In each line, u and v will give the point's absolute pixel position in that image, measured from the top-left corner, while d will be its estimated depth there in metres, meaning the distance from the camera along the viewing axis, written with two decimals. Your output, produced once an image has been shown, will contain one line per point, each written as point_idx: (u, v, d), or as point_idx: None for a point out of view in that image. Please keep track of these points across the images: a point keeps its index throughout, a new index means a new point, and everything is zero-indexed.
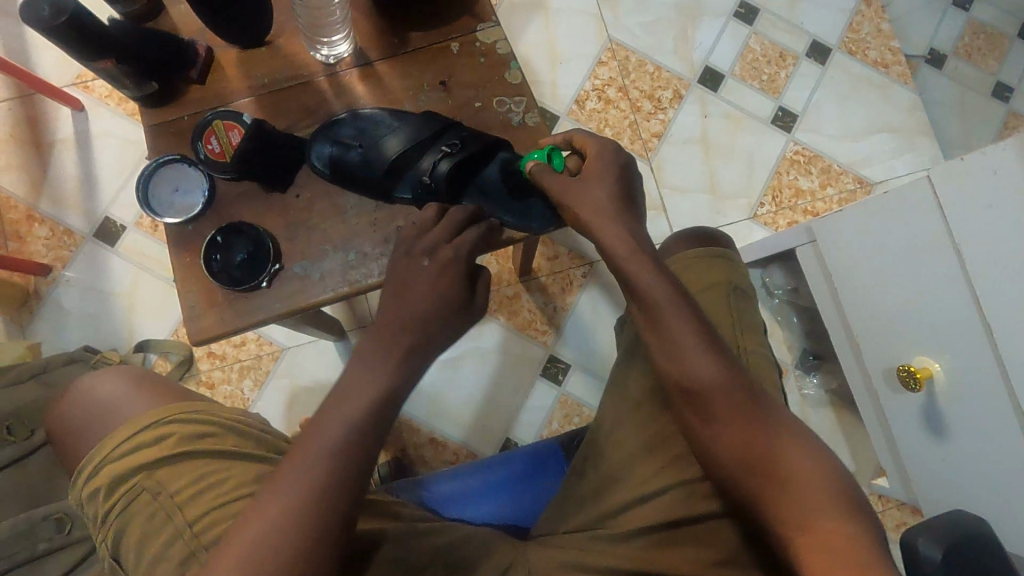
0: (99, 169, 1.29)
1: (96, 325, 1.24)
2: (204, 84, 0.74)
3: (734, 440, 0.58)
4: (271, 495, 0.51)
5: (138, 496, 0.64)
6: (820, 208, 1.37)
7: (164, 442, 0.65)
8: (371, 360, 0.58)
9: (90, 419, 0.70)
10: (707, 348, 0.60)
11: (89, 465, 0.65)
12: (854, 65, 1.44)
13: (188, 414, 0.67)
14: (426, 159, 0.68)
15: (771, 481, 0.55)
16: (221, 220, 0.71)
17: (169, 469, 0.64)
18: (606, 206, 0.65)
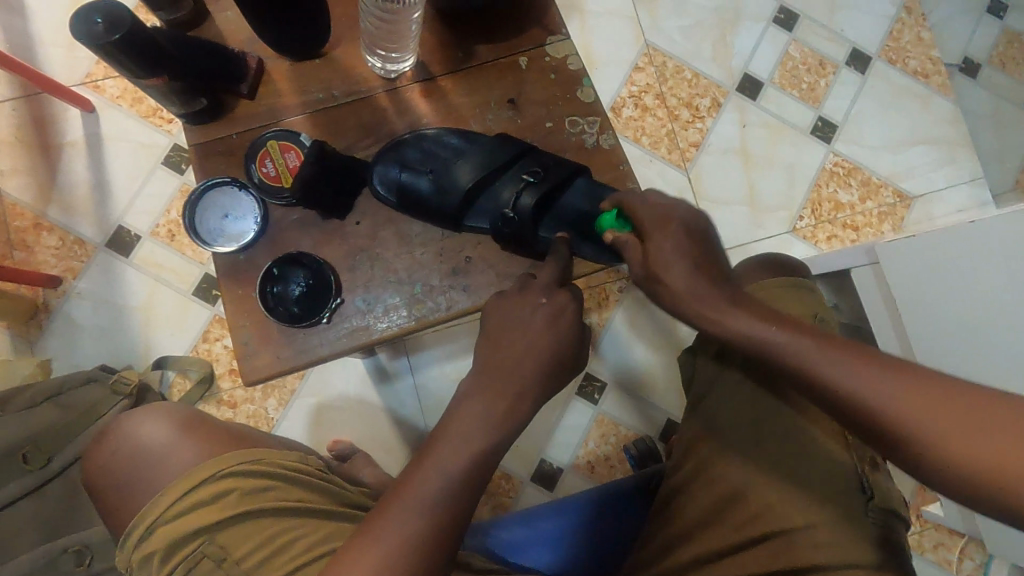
0: (113, 174, 1.22)
1: (112, 341, 1.17)
2: (254, 99, 0.73)
3: (937, 438, 0.51)
4: (375, 547, 0.54)
5: (201, 558, 0.68)
6: (860, 222, 1.34)
7: (225, 501, 0.69)
8: (466, 418, 0.60)
9: (143, 471, 0.73)
10: (847, 359, 0.56)
11: (144, 526, 0.69)
12: (893, 75, 1.40)
13: (245, 472, 0.70)
14: (506, 190, 0.69)
15: (1003, 470, 0.48)
16: (275, 250, 0.71)
17: (230, 530, 0.69)
18: (683, 252, 0.61)
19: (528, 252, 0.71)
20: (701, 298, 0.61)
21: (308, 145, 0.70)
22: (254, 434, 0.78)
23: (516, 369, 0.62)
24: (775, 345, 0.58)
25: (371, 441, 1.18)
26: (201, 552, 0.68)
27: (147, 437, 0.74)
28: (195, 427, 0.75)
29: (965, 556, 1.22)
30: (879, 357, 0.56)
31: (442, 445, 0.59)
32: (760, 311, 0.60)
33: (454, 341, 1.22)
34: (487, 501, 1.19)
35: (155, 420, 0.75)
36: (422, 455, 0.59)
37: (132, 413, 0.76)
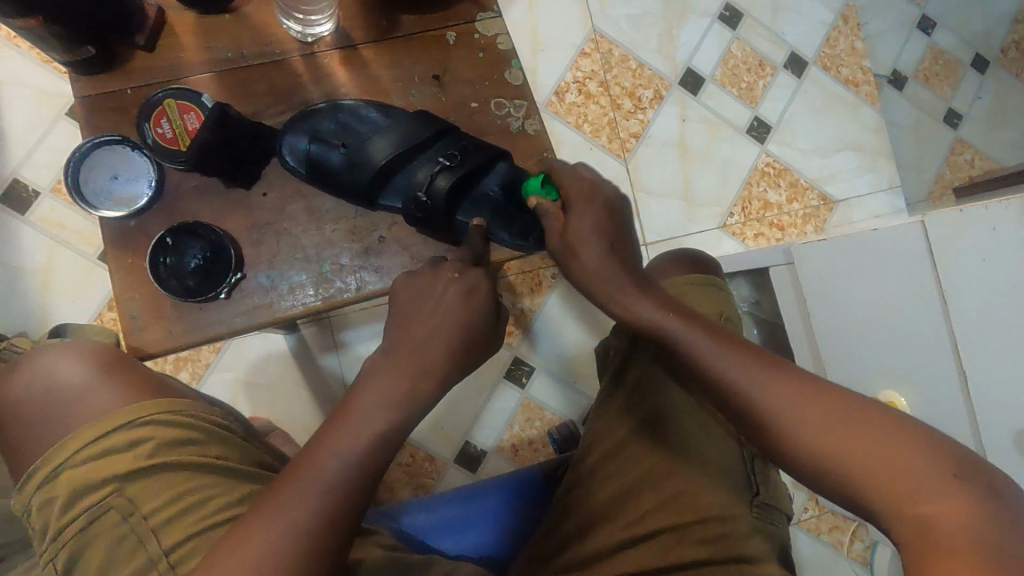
0: (7, 122, 1.11)
1: (2, 304, 1.08)
2: (153, 52, 0.67)
3: (816, 435, 0.53)
4: (272, 523, 0.50)
5: (105, 512, 0.57)
6: (786, 221, 1.39)
7: (141, 449, 0.58)
8: (373, 392, 0.58)
9: (51, 411, 0.60)
10: (746, 359, 0.58)
11: (46, 471, 0.57)
12: (827, 81, 1.45)
13: (169, 418, 0.59)
14: (421, 171, 0.66)
15: (870, 468, 0.51)
16: (171, 219, 0.67)
17: (142, 483, 0.57)
18: (596, 227, 0.66)
19: (442, 236, 0.69)
20: (611, 282, 0.65)
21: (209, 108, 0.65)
22: (183, 388, 0.67)
23: (426, 352, 0.61)
24: (682, 343, 0.61)
25: (288, 418, 1.15)
26: (108, 504, 0.57)
27: (53, 376, 0.61)
28: (117, 365, 0.63)
29: (855, 537, 1.31)
30: (776, 363, 0.58)
31: (348, 422, 0.56)
32: (671, 309, 0.63)
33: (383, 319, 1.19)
34: (408, 482, 1.19)
35: (69, 353, 0.62)
36: (327, 429, 0.56)
37: (47, 346, 0.64)
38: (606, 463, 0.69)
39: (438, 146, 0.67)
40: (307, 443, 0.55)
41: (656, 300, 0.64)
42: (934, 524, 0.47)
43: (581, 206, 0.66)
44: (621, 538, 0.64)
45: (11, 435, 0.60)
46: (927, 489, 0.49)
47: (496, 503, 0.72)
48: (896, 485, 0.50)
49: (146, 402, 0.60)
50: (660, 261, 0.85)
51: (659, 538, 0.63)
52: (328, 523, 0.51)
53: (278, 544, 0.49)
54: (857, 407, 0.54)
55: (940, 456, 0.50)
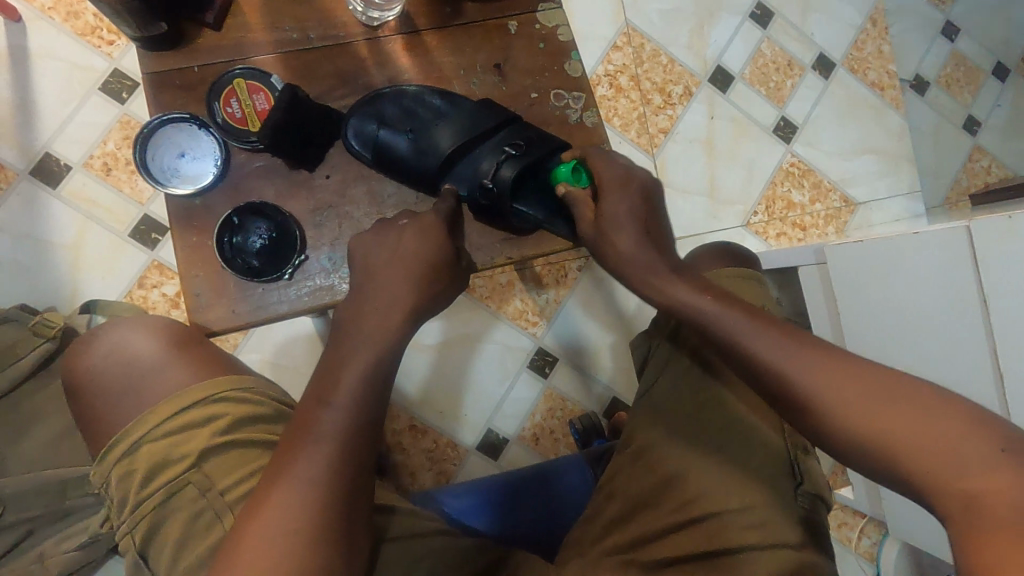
0: (40, 95, 1.10)
1: (33, 278, 1.07)
2: (220, 31, 0.67)
3: (862, 415, 0.55)
4: (292, 478, 0.48)
5: (183, 487, 0.57)
6: (808, 222, 1.41)
7: (215, 425, 0.58)
8: (360, 346, 0.55)
9: (126, 388, 0.60)
10: (786, 342, 0.59)
11: (125, 445, 0.58)
12: (853, 84, 1.46)
13: (240, 395, 0.60)
14: (486, 160, 0.66)
15: (914, 445, 0.52)
16: (234, 197, 0.67)
17: (218, 458, 0.58)
18: (632, 224, 0.65)
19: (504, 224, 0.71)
20: (649, 268, 0.64)
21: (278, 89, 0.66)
22: (250, 367, 0.67)
23: (421, 285, 0.59)
24: (724, 330, 0.61)
25: None
26: (184, 480, 0.57)
27: (127, 352, 0.61)
28: (188, 343, 0.63)
29: (862, 534, 1.34)
30: (815, 343, 0.60)
31: (338, 366, 0.54)
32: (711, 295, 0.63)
33: None
34: (431, 468, 1.20)
35: (139, 329, 0.63)
36: (320, 387, 0.53)
37: (116, 322, 0.64)
38: (643, 455, 0.70)
39: (502, 137, 0.67)
40: (300, 401, 0.53)
41: (694, 283, 0.64)
42: (978, 498, 0.49)
43: (614, 189, 0.65)
44: (665, 524, 0.66)
45: (89, 407, 0.61)
46: (972, 461, 0.50)
47: (545, 490, 0.73)
48: (935, 459, 0.52)
49: (218, 379, 0.61)
50: (699, 254, 0.86)
51: (704, 523, 0.64)
52: (344, 488, 0.49)
53: (301, 497, 0.48)
54: (898, 386, 0.56)
55: (983, 428, 0.51)
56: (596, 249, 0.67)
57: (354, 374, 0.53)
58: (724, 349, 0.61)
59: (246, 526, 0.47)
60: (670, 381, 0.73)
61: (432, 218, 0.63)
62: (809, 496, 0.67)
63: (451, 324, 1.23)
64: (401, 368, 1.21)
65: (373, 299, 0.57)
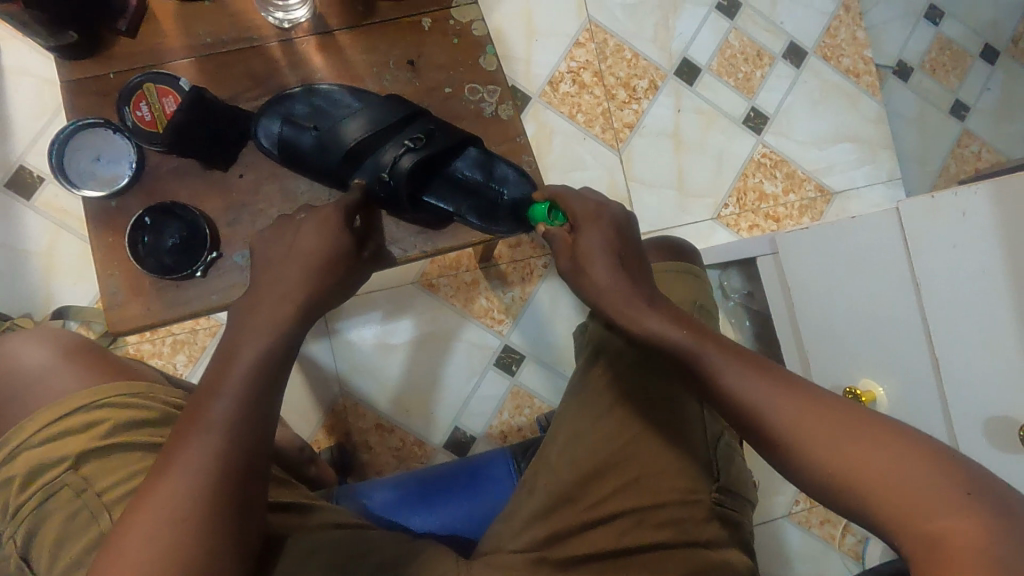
0: (11, 111, 1.14)
1: (8, 286, 1.12)
2: (135, 38, 0.65)
3: (833, 454, 0.51)
4: (175, 472, 0.49)
5: (59, 489, 0.59)
6: (782, 213, 1.38)
7: (96, 430, 0.61)
8: (252, 336, 0.56)
9: (20, 394, 0.65)
10: (753, 373, 0.57)
11: (9, 450, 0.61)
12: (827, 71, 1.44)
13: (125, 401, 0.64)
14: (387, 151, 0.64)
15: (887, 484, 0.48)
16: (149, 198, 0.64)
17: (98, 461, 0.60)
18: (602, 248, 0.63)
19: (414, 216, 0.69)
20: (625, 293, 0.62)
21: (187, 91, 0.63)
22: (145, 375, 0.71)
23: (316, 274, 0.60)
24: (702, 360, 0.58)
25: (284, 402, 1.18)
26: (61, 482, 0.59)
27: (23, 363, 0.66)
28: (81, 355, 0.68)
29: (846, 532, 1.31)
30: (778, 373, 0.57)
31: (228, 359, 0.54)
32: (680, 321, 0.61)
33: (375, 306, 1.23)
34: (397, 466, 1.21)
35: (35, 343, 0.67)
36: (212, 381, 0.54)
37: (16, 336, 0.68)
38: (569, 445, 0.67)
39: (409, 127, 0.66)
40: (194, 392, 0.54)
41: (666, 312, 0.62)
42: (944, 543, 0.46)
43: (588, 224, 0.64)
44: (586, 519, 0.63)
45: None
46: (941, 501, 0.47)
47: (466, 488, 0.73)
48: (906, 502, 0.48)
49: (106, 386, 0.64)
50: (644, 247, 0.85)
51: (621, 518, 0.63)
52: (229, 474, 0.50)
53: (184, 486, 0.48)
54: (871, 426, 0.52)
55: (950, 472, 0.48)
56: (577, 285, 0.65)
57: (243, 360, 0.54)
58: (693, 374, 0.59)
59: (129, 525, 0.48)
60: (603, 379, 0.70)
61: (331, 209, 0.63)
62: (728, 494, 0.67)
63: (415, 322, 1.24)
64: (370, 368, 1.23)
65: (266, 293, 0.58)
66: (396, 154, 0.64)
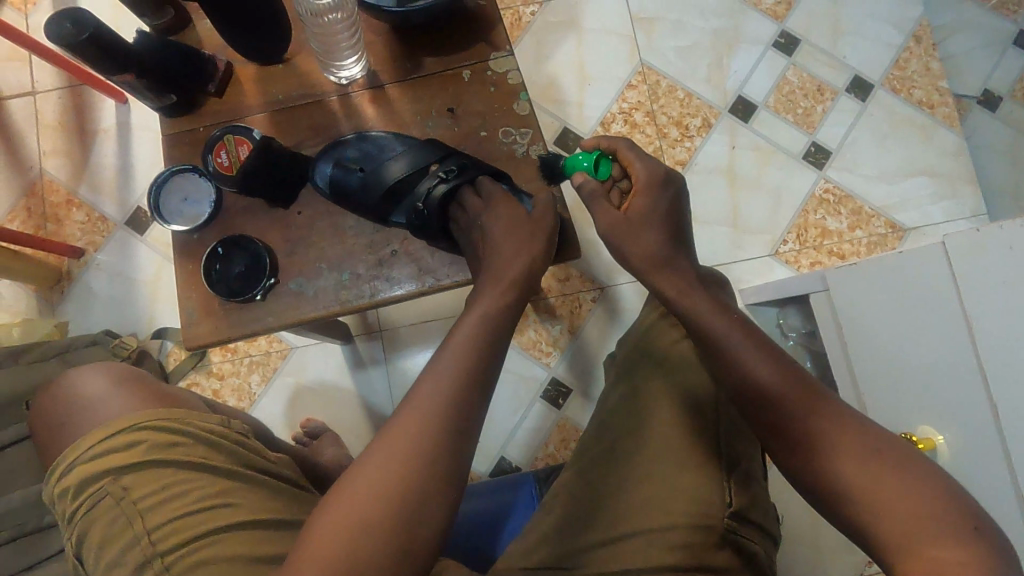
0: (135, 160, 1.35)
1: (120, 310, 1.30)
2: (221, 97, 0.76)
3: (847, 467, 0.56)
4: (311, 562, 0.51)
5: (102, 498, 0.65)
6: (847, 250, 1.32)
7: (135, 449, 0.66)
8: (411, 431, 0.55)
9: (79, 413, 0.72)
10: (792, 379, 0.60)
11: (62, 465, 0.67)
12: (896, 104, 1.38)
13: (160, 423, 0.68)
14: (423, 184, 0.71)
15: (895, 507, 0.52)
16: (224, 231, 0.74)
17: (137, 474, 0.66)
18: (655, 227, 0.70)
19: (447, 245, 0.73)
20: (673, 275, 0.68)
21: (257, 140, 0.71)
22: (188, 399, 0.76)
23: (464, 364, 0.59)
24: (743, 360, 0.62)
25: (342, 423, 1.26)
26: (104, 491, 0.65)
27: (86, 388, 0.73)
28: (133, 382, 0.74)
29: None
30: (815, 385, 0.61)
31: (381, 453, 0.55)
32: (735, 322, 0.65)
33: (429, 337, 1.29)
34: None
35: (96, 373, 0.75)
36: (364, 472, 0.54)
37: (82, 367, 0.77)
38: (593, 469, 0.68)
39: (444, 160, 0.72)
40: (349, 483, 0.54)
41: (719, 308, 0.66)
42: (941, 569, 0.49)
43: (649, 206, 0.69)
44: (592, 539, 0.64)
45: (53, 428, 0.72)
46: (935, 530, 0.50)
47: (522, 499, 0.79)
48: (903, 524, 0.52)
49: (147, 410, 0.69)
50: None
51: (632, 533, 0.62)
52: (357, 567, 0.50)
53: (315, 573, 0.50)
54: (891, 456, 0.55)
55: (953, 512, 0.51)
56: (622, 242, 0.70)
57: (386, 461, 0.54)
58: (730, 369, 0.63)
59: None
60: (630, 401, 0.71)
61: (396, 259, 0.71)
62: (746, 525, 0.62)
63: None
64: None
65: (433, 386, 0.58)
66: (431, 185, 0.70)
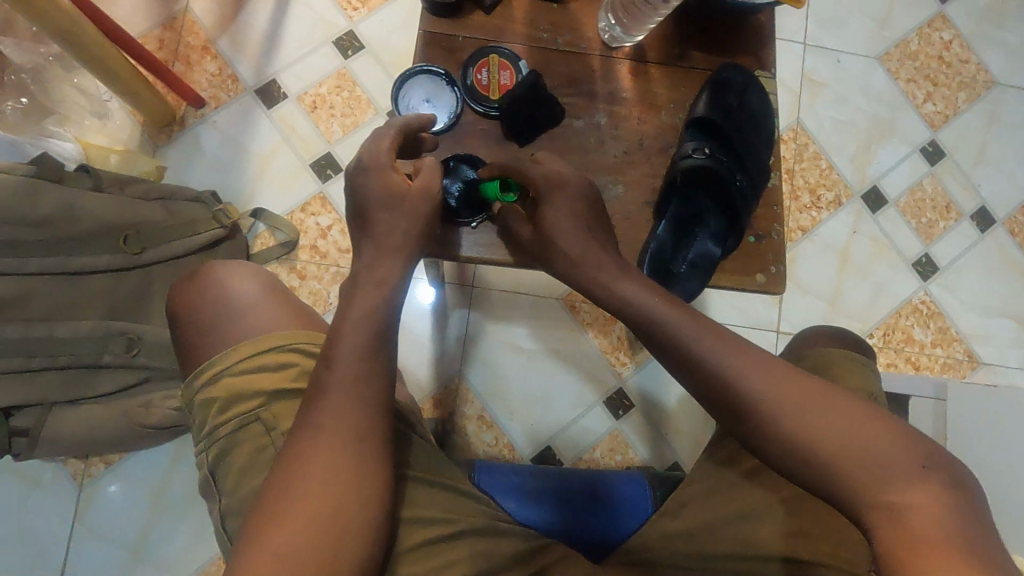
0: (285, 33, 1.29)
1: (224, 175, 1.25)
2: (490, 15, 0.76)
3: (777, 401, 0.57)
4: (311, 458, 0.58)
5: (251, 420, 0.70)
6: (924, 363, 1.36)
7: (286, 372, 0.72)
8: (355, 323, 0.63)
9: (225, 313, 0.77)
10: (714, 336, 0.61)
11: (212, 370, 0.72)
12: (1009, 245, 1.42)
13: (307, 349, 0.74)
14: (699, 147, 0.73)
15: (835, 450, 0.54)
16: (455, 145, 0.75)
17: (284, 402, 0.71)
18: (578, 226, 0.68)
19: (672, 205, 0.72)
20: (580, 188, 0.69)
21: (524, 74, 0.74)
22: (320, 321, 0.83)
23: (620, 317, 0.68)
24: (666, 318, 0.63)
25: (407, 360, 1.25)
26: (254, 413, 0.70)
27: (235, 289, 0.78)
28: (275, 292, 0.80)
29: None
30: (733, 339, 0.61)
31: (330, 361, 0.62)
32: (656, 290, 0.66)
33: (518, 310, 1.29)
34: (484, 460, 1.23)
35: (244, 274, 0.80)
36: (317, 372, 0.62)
37: (224, 263, 0.81)
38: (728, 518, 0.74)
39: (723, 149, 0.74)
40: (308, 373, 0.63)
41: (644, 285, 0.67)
42: (909, 514, 0.51)
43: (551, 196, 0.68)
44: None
45: (198, 324, 0.77)
46: (888, 468, 0.53)
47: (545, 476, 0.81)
48: (857, 458, 0.54)
49: (298, 332, 0.75)
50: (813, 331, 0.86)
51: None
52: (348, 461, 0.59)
53: (320, 480, 0.58)
54: (829, 397, 0.57)
55: (907, 445, 0.54)
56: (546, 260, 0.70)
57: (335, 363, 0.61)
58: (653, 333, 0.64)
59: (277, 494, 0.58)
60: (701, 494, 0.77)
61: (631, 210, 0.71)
62: None
63: (546, 336, 1.29)
64: (493, 365, 1.27)
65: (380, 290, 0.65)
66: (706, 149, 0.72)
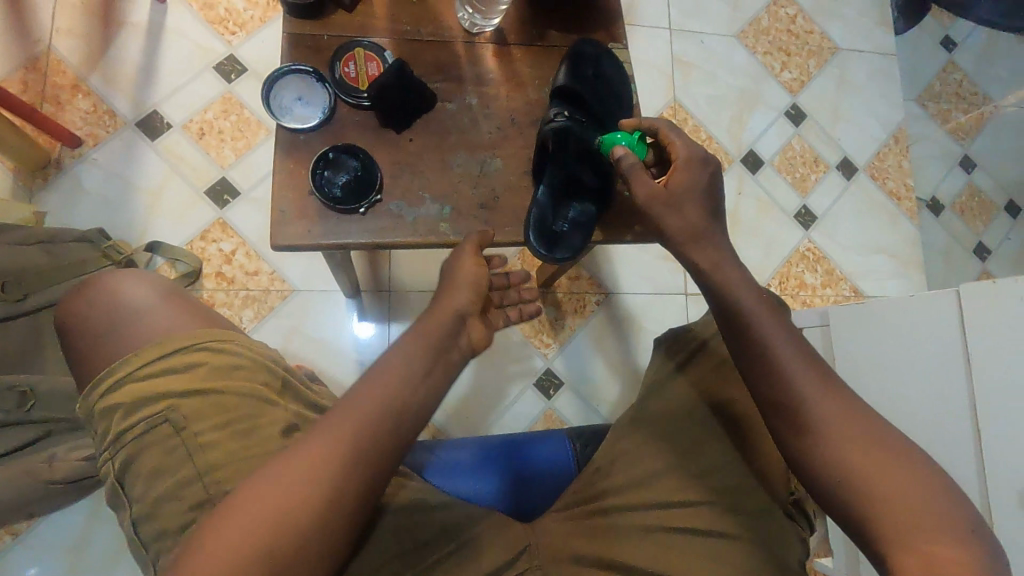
0: (161, 62, 1.27)
1: (112, 213, 1.20)
2: (351, 12, 0.80)
3: (828, 421, 0.60)
4: (283, 496, 0.51)
5: (161, 423, 0.67)
6: (818, 303, 1.48)
7: (196, 371, 0.70)
8: (386, 379, 0.57)
9: (123, 319, 0.74)
10: (782, 336, 0.64)
11: (113, 377, 0.69)
12: (872, 189, 1.59)
13: (215, 346, 0.72)
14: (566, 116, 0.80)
15: (878, 479, 0.57)
16: (332, 139, 0.77)
17: (195, 401, 0.68)
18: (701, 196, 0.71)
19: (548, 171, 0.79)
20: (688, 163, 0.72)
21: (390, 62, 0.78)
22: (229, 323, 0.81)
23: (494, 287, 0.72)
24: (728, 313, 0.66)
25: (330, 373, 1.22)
26: (164, 416, 0.67)
27: (133, 295, 0.76)
28: (177, 297, 0.78)
29: None
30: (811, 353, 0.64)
31: (356, 412, 0.55)
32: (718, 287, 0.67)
33: None
34: None
35: (139, 282, 0.78)
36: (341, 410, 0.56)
37: (119, 272, 0.78)
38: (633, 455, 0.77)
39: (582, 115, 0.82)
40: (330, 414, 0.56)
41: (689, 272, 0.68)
42: (935, 557, 0.52)
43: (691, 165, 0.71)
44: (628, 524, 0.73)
45: (95, 334, 0.74)
46: (929, 512, 0.54)
47: (471, 445, 0.84)
48: (883, 492, 0.56)
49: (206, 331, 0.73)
50: None
51: (658, 534, 0.72)
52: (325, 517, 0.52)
53: (285, 523, 0.51)
54: (875, 438, 0.59)
55: (947, 500, 0.55)
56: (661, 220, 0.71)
57: (356, 416, 0.54)
58: (726, 319, 0.67)
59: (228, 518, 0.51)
60: (622, 427, 0.80)
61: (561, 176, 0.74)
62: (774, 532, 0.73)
63: None
64: None
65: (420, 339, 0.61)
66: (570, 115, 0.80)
